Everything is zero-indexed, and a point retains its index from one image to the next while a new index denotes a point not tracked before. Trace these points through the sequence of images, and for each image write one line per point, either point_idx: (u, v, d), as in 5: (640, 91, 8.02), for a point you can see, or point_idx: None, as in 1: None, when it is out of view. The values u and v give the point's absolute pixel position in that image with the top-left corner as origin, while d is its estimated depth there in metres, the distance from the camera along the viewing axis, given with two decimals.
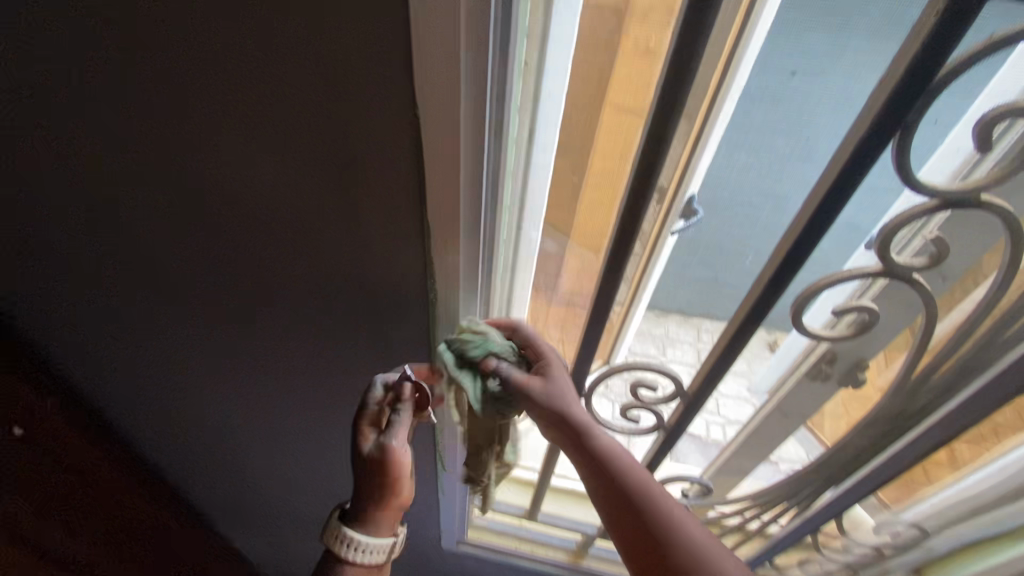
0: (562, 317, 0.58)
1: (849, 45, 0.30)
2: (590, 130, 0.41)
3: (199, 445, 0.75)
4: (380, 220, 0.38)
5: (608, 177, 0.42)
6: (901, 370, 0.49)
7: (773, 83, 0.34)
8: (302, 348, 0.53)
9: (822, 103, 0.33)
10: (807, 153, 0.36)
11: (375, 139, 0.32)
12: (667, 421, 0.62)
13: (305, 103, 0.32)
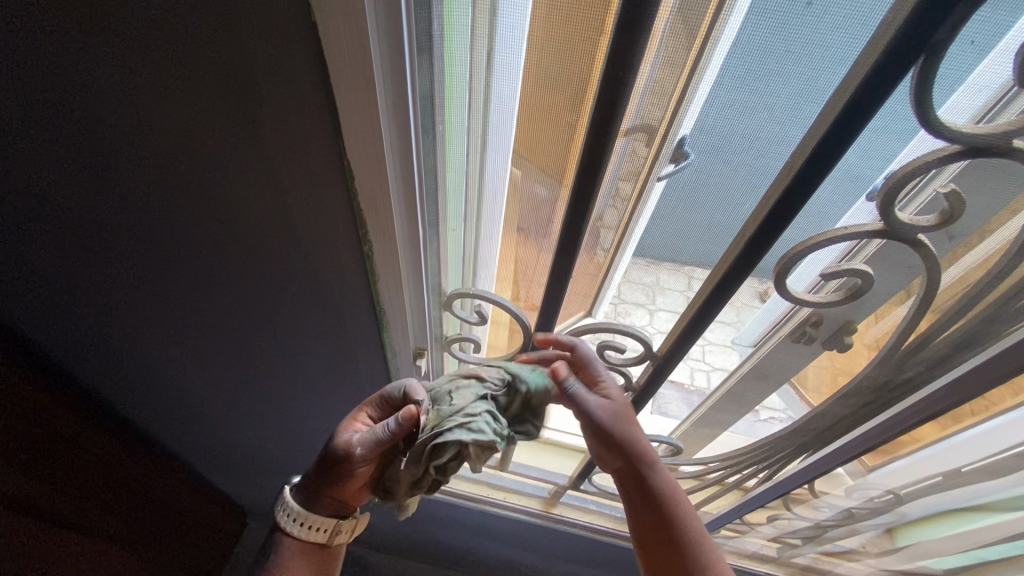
0: (536, 264, 0.48)
1: None
2: (558, 59, 0.32)
3: (153, 404, 0.71)
4: (302, 138, 0.33)
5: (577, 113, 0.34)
6: (893, 336, 0.45)
7: (786, 9, 0.26)
8: (241, 301, 0.49)
9: (846, 32, 0.26)
10: (823, 90, 0.28)
11: (277, 29, 0.28)
12: (635, 382, 0.58)
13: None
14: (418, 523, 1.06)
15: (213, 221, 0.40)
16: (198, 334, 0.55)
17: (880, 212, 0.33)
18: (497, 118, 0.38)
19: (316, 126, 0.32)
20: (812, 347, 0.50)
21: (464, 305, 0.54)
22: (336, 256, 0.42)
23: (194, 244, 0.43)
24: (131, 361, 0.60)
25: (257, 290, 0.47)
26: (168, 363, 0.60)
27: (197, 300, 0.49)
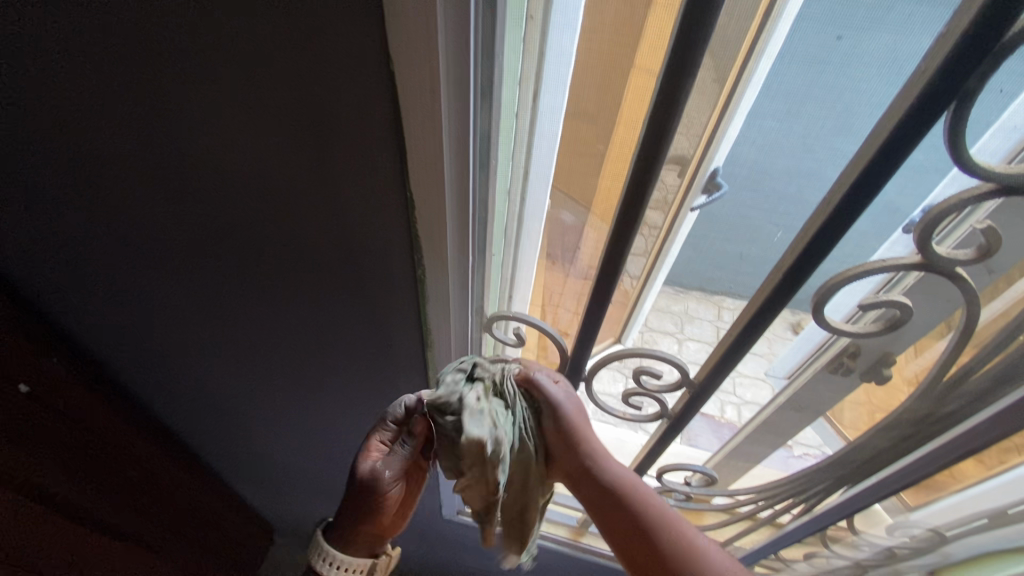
0: (578, 292, 0.51)
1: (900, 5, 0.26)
2: (605, 96, 0.36)
3: (204, 415, 0.75)
4: (365, 173, 0.36)
5: (621, 149, 0.36)
6: (933, 369, 0.45)
7: (815, 48, 0.29)
8: (296, 319, 0.52)
9: (868, 70, 0.29)
10: (847, 127, 0.31)
11: (353, 82, 0.31)
12: (671, 410, 0.59)
13: (281, 44, 0.30)
14: (447, 545, 1.06)
15: (279, 243, 0.43)
16: (252, 350, 0.58)
17: (918, 247, 0.35)
18: (540, 151, 0.41)
19: (376, 162, 0.35)
20: (850, 380, 0.51)
21: (504, 328, 0.57)
22: (387, 280, 0.45)
23: (260, 265, 0.46)
24: (189, 373, 0.64)
25: (311, 308, 0.50)
26: (223, 376, 0.64)
27: (254, 318, 0.53)
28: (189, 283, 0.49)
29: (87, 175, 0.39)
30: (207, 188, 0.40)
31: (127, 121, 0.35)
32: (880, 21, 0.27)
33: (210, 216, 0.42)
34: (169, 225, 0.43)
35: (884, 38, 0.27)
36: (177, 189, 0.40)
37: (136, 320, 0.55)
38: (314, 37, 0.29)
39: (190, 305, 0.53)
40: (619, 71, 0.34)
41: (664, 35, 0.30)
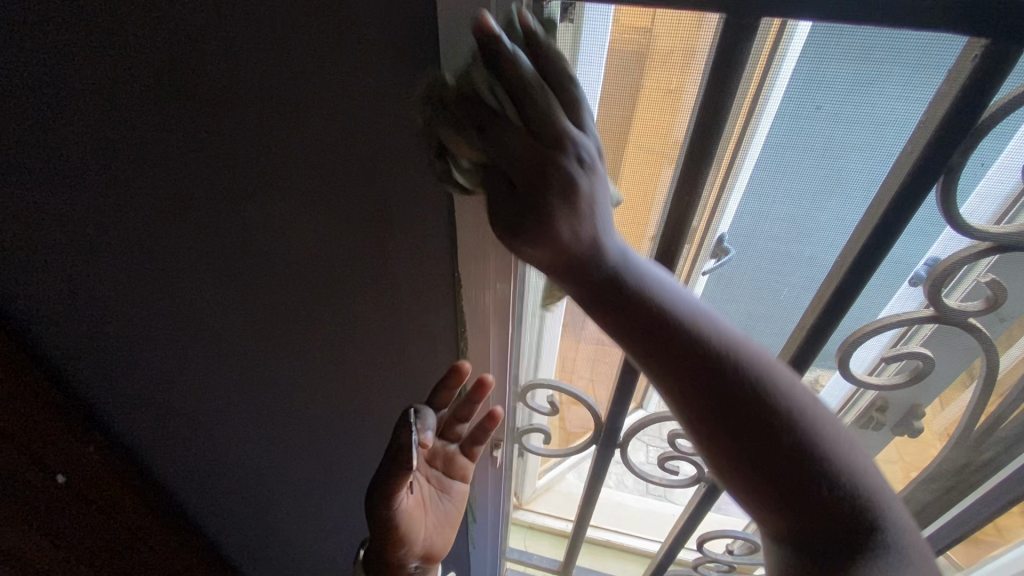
0: (592, 357, 0.52)
1: (878, 79, 0.28)
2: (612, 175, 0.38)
3: (233, 499, 0.75)
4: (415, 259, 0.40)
5: (635, 220, 0.39)
6: (964, 419, 0.46)
7: (798, 121, 0.31)
8: (346, 389, 0.56)
9: (855, 138, 0.31)
10: (844, 191, 0.33)
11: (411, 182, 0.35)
12: (706, 475, 0.59)
13: (351, 146, 0.35)
14: None
15: (335, 319, 0.47)
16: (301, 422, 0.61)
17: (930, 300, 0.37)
18: None
19: None
20: (882, 434, 0.51)
21: (535, 397, 0.58)
22: None
23: (312, 338, 0.50)
24: (235, 453, 0.66)
25: (358, 371, 0.54)
26: (269, 451, 0.66)
27: (306, 390, 0.56)
28: (246, 363, 0.53)
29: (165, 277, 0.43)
30: (271, 275, 0.44)
31: (206, 226, 0.40)
32: (865, 94, 0.29)
33: (274, 299, 0.46)
34: (236, 312, 0.47)
35: (865, 108, 0.29)
36: (242, 271, 0.43)
37: (190, 404, 0.58)
38: (379, 142, 0.34)
39: (234, 380, 0.55)
40: (624, 162, 0.36)
41: (667, 125, 0.34)
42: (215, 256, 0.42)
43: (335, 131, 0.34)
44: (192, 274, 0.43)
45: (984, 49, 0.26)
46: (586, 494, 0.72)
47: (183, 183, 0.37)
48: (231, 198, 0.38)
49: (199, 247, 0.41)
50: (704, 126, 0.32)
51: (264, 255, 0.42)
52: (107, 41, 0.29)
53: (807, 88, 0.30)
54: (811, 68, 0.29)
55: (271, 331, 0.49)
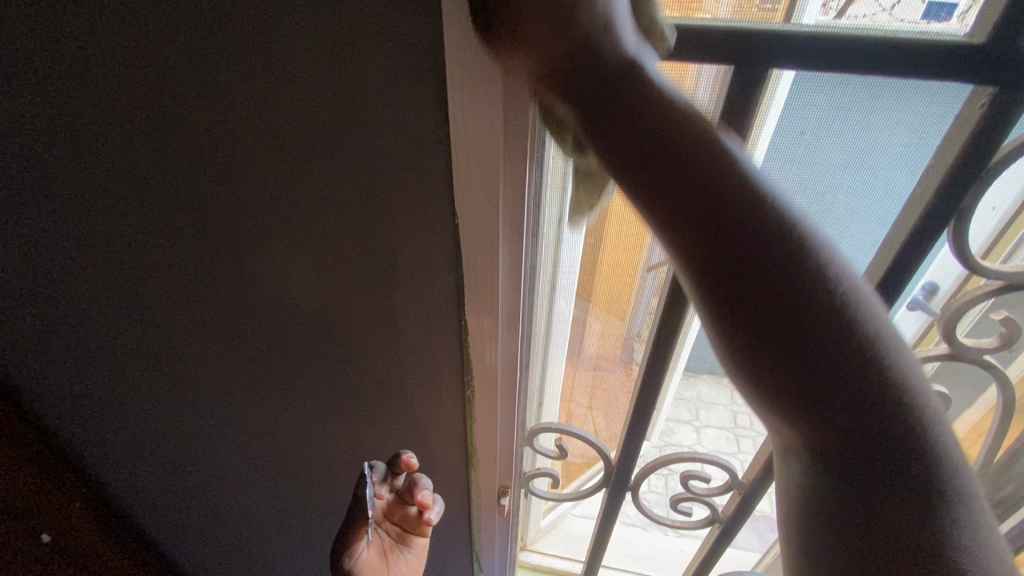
0: (590, 387, 0.51)
1: (873, 117, 0.28)
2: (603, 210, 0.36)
3: (229, 561, 0.72)
4: (419, 308, 0.39)
5: (625, 252, 0.39)
6: (984, 456, 0.45)
7: (786, 154, 0.31)
8: (347, 442, 0.54)
9: (844, 172, 0.31)
10: (833, 221, 0.33)
11: (414, 235, 0.34)
12: (722, 514, 0.57)
13: (351, 204, 0.33)
14: None
15: (337, 372, 0.46)
16: (301, 477, 0.59)
17: (928, 325, 0.37)
18: (563, 271, 0.40)
19: (432, 297, 0.38)
20: None
21: (544, 440, 0.56)
22: (437, 397, 0.46)
23: (312, 394, 0.49)
24: (231, 511, 0.63)
25: (359, 430, 0.52)
26: (266, 509, 0.63)
27: (306, 443, 0.54)
28: (246, 417, 0.51)
29: (168, 327, 0.43)
30: (276, 329, 0.43)
31: (210, 276, 0.39)
32: (863, 121, 0.28)
33: (276, 355, 0.45)
34: (236, 365, 0.46)
35: (860, 134, 0.29)
36: (244, 322, 0.42)
37: (185, 460, 0.56)
38: (378, 198, 0.33)
39: (231, 438, 0.54)
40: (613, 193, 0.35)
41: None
42: (218, 312, 0.42)
43: (337, 188, 0.33)
44: (194, 330, 0.43)
45: (989, 97, 0.26)
46: (594, 539, 0.70)
47: (187, 240, 0.37)
48: (234, 256, 0.38)
49: (204, 296, 0.41)
50: None
51: (267, 312, 0.41)
52: (110, 102, 0.30)
53: (801, 115, 0.29)
54: (806, 105, 0.29)
55: (272, 385, 0.48)
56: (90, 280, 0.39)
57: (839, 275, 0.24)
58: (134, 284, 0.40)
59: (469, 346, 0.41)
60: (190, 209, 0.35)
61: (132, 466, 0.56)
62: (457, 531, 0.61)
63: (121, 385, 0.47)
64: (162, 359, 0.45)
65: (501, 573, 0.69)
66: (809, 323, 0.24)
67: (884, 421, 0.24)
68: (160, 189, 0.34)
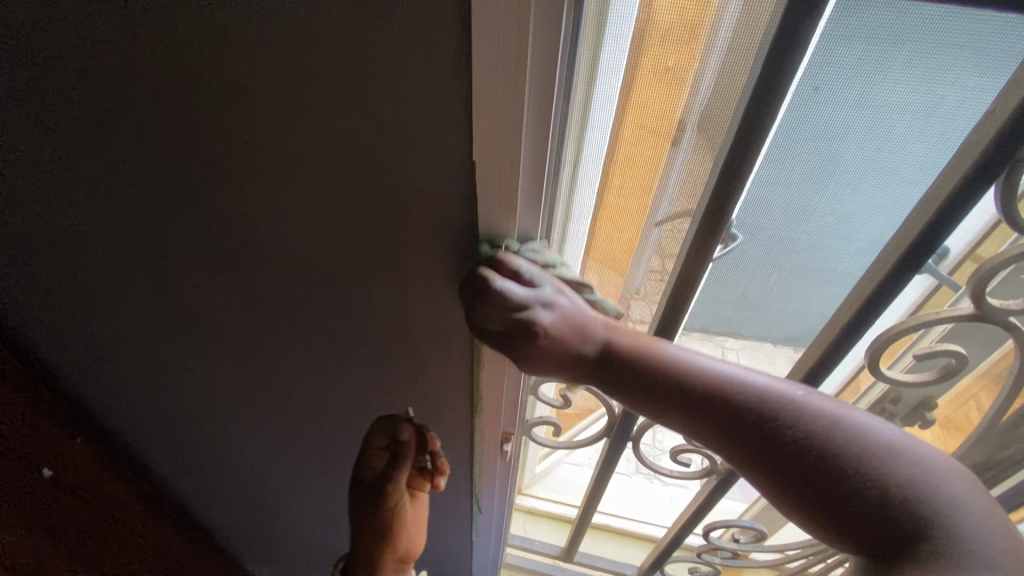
0: None
1: (903, 64, 0.27)
2: (609, 155, 0.35)
3: (228, 488, 0.74)
4: (427, 258, 0.37)
5: (634, 203, 0.38)
6: (991, 412, 0.47)
7: (800, 107, 0.30)
8: (349, 387, 0.53)
9: (891, 127, 0.30)
10: (869, 176, 0.32)
11: (424, 177, 0.32)
12: (719, 465, 0.58)
13: (356, 140, 0.30)
14: None
15: (338, 320, 0.44)
16: (302, 416, 0.59)
17: (938, 284, 0.37)
18: (574, 221, 0.39)
19: (441, 247, 0.36)
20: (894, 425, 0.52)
21: (546, 389, 0.56)
22: (442, 350, 0.45)
23: (313, 339, 0.47)
24: (231, 442, 0.64)
25: (362, 377, 0.51)
26: (267, 442, 0.64)
27: (307, 385, 0.54)
28: (245, 355, 0.50)
29: (161, 262, 0.41)
30: (273, 271, 0.41)
31: (203, 212, 0.37)
32: (891, 79, 0.28)
33: (276, 299, 0.43)
34: (232, 305, 0.44)
35: (885, 94, 0.28)
36: (237, 261, 0.40)
37: (186, 391, 0.56)
38: (385, 135, 0.30)
39: (231, 375, 0.53)
40: (621, 141, 0.34)
41: (671, 105, 0.32)
42: (211, 252, 0.39)
43: (341, 123, 0.30)
44: (187, 269, 0.41)
45: None
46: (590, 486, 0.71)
47: (165, 173, 0.34)
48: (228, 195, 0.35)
49: (196, 232, 0.38)
50: (758, 112, 0.30)
51: (263, 255, 0.39)
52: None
53: (820, 70, 0.28)
54: (837, 50, 0.27)
55: (272, 327, 0.46)
56: (77, 203, 0.36)
57: (787, 402, 0.34)
58: (122, 215, 0.37)
59: None
60: (187, 138, 0.32)
61: (133, 391, 0.55)
62: (458, 478, 0.62)
63: (119, 315, 0.46)
64: (157, 292, 0.44)
65: (497, 516, 0.71)
66: (737, 425, 0.34)
67: (871, 517, 0.32)
68: (155, 109, 0.31)
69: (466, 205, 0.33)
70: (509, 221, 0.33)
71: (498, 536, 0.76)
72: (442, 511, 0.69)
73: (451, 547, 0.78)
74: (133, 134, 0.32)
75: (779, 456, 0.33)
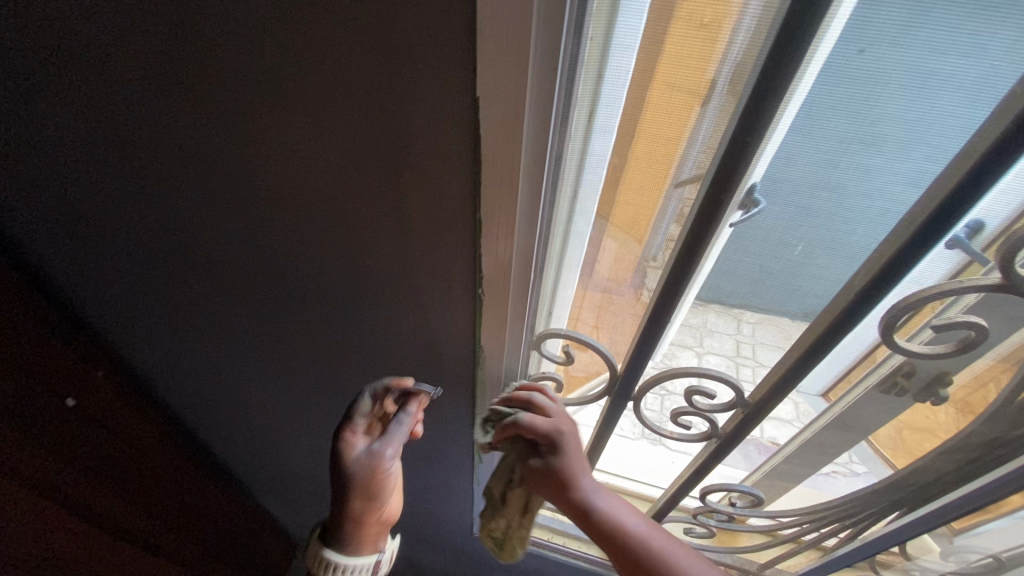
0: (598, 303, 0.51)
1: (949, 24, 0.25)
2: (637, 112, 0.34)
3: (238, 425, 0.77)
4: (425, 212, 0.36)
5: (658, 166, 0.37)
6: (1003, 394, 0.46)
7: (838, 67, 0.28)
8: (351, 335, 0.54)
9: (921, 92, 0.28)
10: (899, 145, 0.30)
11: (423, 126, 0.31)
12: (721, 428, 0.60)
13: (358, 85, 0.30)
14: (472, 560, 1.07)
15: (339, 267, 0.44)
16: (308, 360, 0.61)
17: (959, 265, 0.35)
18: (590, 173, 0.39)
19: (438, 201, 0.35)
20: (903, 399, 0.52)
21: (550, 345, 0.56)
22: (443, 305, 0.45)
23: (319, 284, 0.47)
24: (238, 381, 0.66)
25: (367, 326, 0.51)
26: (272, 383, 0.66)
27: (310, 330, 0.55)
28: (247, 297, 0.51)
29: (163, 203, 0.41)
30: (274, 215, 0.41)
31: (209, 159, 0.37)
32: (930, 41, 0.26)
33: (279, 244, 0.43)
34: (233, 247, 0.45)
35: (931, 55, 0.26)
36: (238, 205, 0.40)
37: (193, 332, 0.57)
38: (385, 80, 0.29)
39: (240, 316, 0.54)
40: (652, 97, 0.33)
41: (702, 61, 0.31)
42: (214, 188, 0.39)
43: (342, 66, 0.29)
44: (193, 204, 0.41)
45: None
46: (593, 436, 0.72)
47: (175, 117, 0.35)
48: (230, 129, 0.34)
49: (201, 178, 0.39)
50: (782, 53, 0.28)
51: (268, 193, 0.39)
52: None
53: (863, 25, 0.26)
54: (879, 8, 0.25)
55: (274, 270, 0.47)
56: (81, 137, 0.37)
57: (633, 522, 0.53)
58: (128, 155, 0.38)
59: (478, 259, 0.39)
60: (196, 90, 0.33)
61: (141, 330, 0.57)
62: (460, 428, 0.63)
63: (124, 257, 0.47)
64: (160, 234, 0.44)
65: (497, 464, 0.72)
66: (603, 541, 0.53)
67: None
68: (167, 58, 0.31)
69: (465, 157, 0.32)
70: (508, 174, 0.32)
71: (500, 483, 0.78)
72: (445, 460, 0.72)
73: (453, 495, 0.81)
74: (139, 79, 0.33)
75: (626, 558, 0.52)
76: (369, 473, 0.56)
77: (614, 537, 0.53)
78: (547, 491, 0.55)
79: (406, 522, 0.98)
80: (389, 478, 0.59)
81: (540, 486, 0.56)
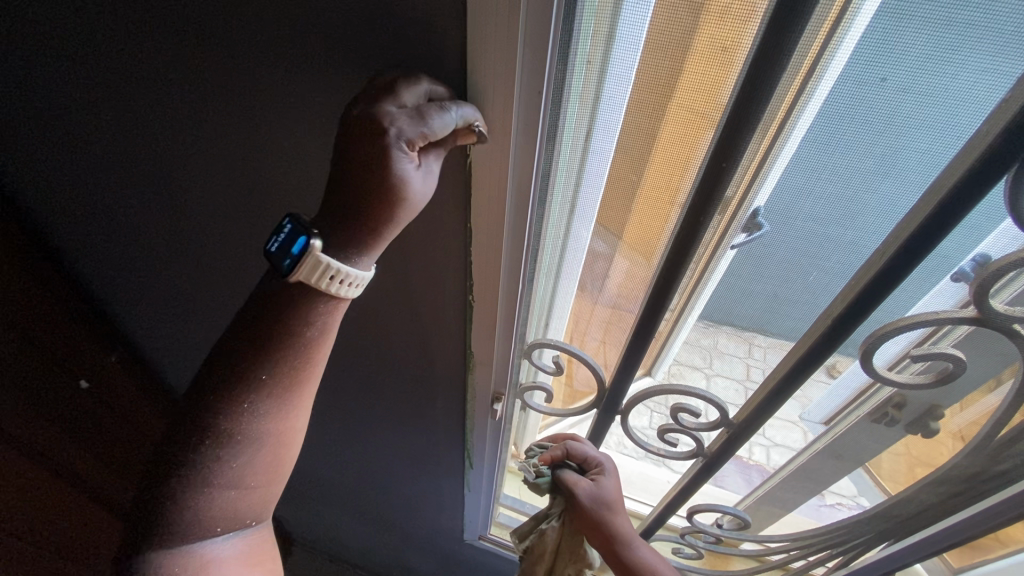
0: (607, 321, 0.52)
1: (944, 59, 0.26)
2: (648, 134, 0.35)
3: None
4: (423, 216, 0.38)
5: (666, 187, 0.38)
6: (984, 431, 0.47)
7: (857, 95, 0.29)
8: (344, 335, 0.55)
9: (917, 121, 0.29)
10: (892, 173, 0.31)
11: None
12: (706, 448, 0.61)
13: (364, 81, 0.33)
14: (462, 566, 1.08)
15: None
16: None
17: (971, 297, 0.36)
18: (586, 190, 0.41)
19: (437, 205, 0.37)
20: (894, 429, 0.51)
21: (541, 354, 0.58)
22: (436, 308, 0.47)
23: None
24: None
25: (361, 327, 0.53)
26: None
27: None
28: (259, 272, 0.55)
29: (190, 168, 0.46)
30: (290, 198, 0.45)
31: (232, 144, 0.42)
32: (934, 74, 0.27)
33: (290, 224, 0.47)
34: (251, 218, 0.49)
35: (929, 84, 0.27)
36: (258, 186, 0.45)
37: (214, 292, 0.63)
38: (394, 82, 0.32)
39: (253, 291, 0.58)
40: (669, 117, 0.34)
41: (717, 82, 0.31)
42: (233, 166, 0.44)
43: (355, 65, 0.32)
44: (216, 176, 0.46)
45: None
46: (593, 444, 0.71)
47: (207, 105, 0.40)
48: (267, 128, 0.39)
49: (224, 156, 0.44)
50: (753, 87, 0.30)
51: (297, 184, 0.43)
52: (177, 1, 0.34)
53: (865, 65, 0.28)
54: (882, 40, 0.26)
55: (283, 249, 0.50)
56: (124, 106, 0.43)
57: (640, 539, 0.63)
58: (167, 129, 0.43)
59: (472, 266, 0.41)
60: (223, 86, 0.38)
61: (170, 279, 0.64)
62: (452, 432, 0.64)
63: (158, 210, 0.53)
64: (188, 195, 0.50)
65: (488, 475, 0.73)
66: (617, 559, 0.62)
67: None
68: (199, 57, 0.37)
69: (463, 165, 0.34)
70: (500, 185, 0.34)
71: (489, 494, 0.78)
72: (435, 461, 0.73)
73: (442, 498, 0.82)
74: (176, 72, 0.38)
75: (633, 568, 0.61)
76: (368, 188, 0.32)
77: (627, 554, 0.61)
78: (589, 522, 0.61)
79: (398, 524, 0.99)
80: (407, 199, 0.32)
81: (580, 515, 0.62)
